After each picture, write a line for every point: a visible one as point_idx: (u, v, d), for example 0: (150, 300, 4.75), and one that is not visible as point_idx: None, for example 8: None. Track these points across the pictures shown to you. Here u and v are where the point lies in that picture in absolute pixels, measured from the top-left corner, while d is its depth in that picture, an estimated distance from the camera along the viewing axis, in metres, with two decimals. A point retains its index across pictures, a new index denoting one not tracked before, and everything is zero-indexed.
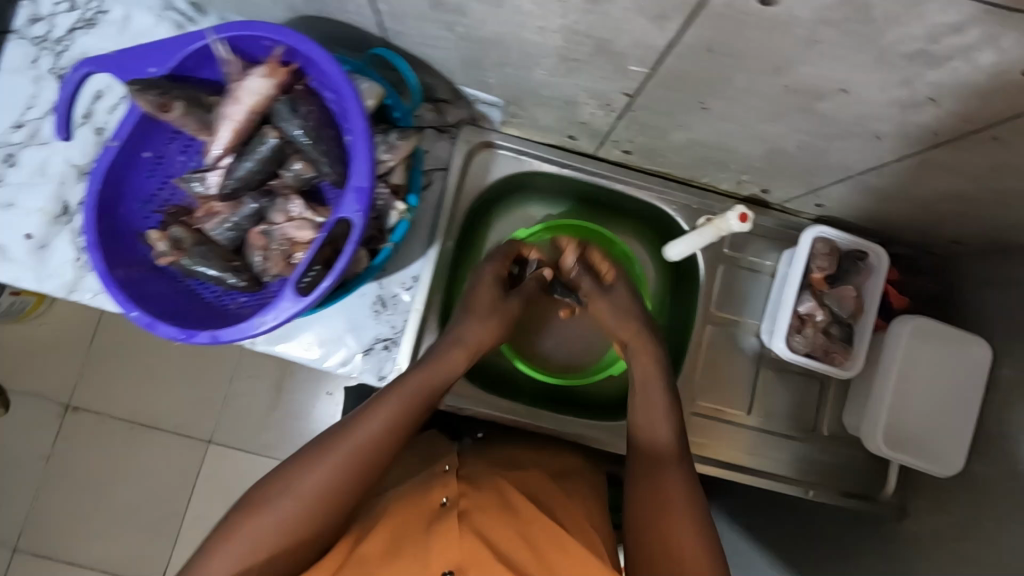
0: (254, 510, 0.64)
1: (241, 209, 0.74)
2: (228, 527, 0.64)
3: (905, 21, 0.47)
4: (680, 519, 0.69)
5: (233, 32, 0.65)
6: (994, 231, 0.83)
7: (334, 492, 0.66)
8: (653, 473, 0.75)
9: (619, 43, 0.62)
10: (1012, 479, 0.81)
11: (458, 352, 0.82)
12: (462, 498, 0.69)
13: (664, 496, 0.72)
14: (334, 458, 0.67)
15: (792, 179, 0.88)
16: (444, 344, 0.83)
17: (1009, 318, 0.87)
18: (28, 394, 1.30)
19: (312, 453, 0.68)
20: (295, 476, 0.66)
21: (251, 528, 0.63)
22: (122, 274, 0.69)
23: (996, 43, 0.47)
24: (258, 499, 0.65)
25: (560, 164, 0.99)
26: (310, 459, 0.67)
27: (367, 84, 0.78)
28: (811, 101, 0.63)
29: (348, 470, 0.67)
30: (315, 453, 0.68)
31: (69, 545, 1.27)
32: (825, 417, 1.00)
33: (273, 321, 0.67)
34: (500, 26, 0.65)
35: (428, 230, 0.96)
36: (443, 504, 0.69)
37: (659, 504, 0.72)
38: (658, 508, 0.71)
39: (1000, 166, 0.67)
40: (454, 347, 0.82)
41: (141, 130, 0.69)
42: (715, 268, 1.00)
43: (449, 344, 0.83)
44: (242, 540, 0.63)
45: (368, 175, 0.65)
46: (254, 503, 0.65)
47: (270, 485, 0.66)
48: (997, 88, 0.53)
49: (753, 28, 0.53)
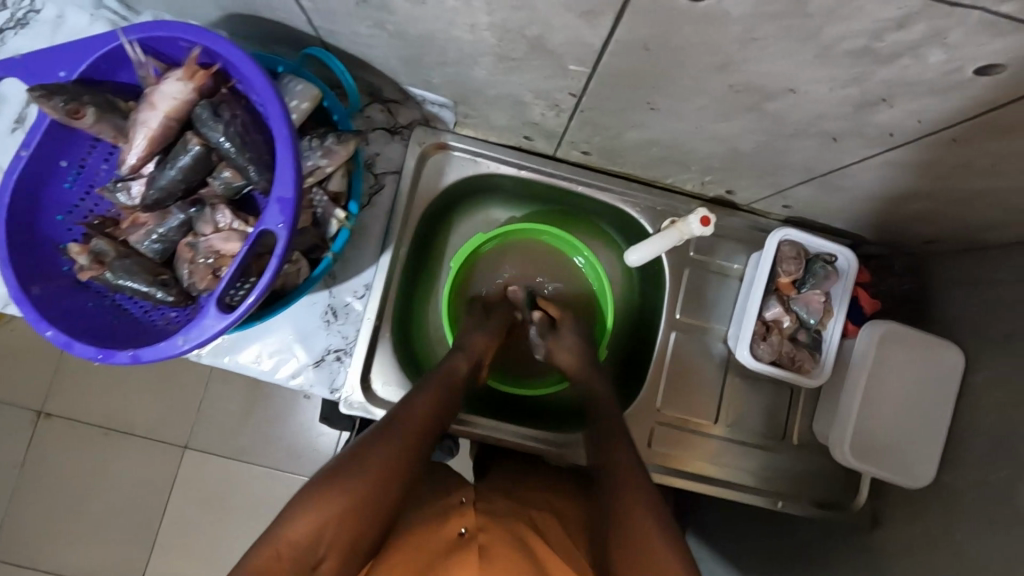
0: (325, 482, 0.62)
1: (167, 220, 0.70)
2: (297, 503, 0.62)
3: (842, 17, 0.43)
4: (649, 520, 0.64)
5: (146, 33, 0.62)
6: (966, 229, 0.79)
7: (396, 467, 0.66)
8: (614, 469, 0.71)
9: (553, 41, 0.58)
10: (979, 490, 0.76)
11: (461, 358, 0.85)
12: (482, 532, 0.66)
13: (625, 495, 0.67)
14: (396, 439, 0.68)
15: (756, 181, 0.84)
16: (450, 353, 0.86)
17: (980, 322, 0.83)
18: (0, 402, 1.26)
19: (372, 434, 0.68)
20: (361, 452, 0.65)
21: (325, 499, 0.61)
22: (38, 291, 0.65)
23: (942, 40, 0.43)
24: (329, 474, 0.63)
25: (517, 165, 0.95)
26: (374, 438, 0.67)
27: (302, 85, 0.74)
28: (760, 100, 0.59)
29: (405, 449, 0.68)
30: (373, 434, 0.68)
31: (45, 551, 1.24)
32: (796, 424, 0.97)
33: (194, 339, 0.64)
34: (429, 23, 0.61)
35: (381, 235, 0.91)
36: (462, 535, 0.66)
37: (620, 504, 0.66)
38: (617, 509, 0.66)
39: (961, 166, 0.63)
40: (460, 356, 0.85)
41: (54, 139, 0.66)
42: (681, 271, 0.96)
43: (455, 352, 0.86)
44: (316, 510, 0.60)
45: (292, 185, 0.62)
46: (323, 479, 0.63)
47: (337, 462, 0.65)
48: (947, 86, 0.49)
49: (688, 25, 0.49)
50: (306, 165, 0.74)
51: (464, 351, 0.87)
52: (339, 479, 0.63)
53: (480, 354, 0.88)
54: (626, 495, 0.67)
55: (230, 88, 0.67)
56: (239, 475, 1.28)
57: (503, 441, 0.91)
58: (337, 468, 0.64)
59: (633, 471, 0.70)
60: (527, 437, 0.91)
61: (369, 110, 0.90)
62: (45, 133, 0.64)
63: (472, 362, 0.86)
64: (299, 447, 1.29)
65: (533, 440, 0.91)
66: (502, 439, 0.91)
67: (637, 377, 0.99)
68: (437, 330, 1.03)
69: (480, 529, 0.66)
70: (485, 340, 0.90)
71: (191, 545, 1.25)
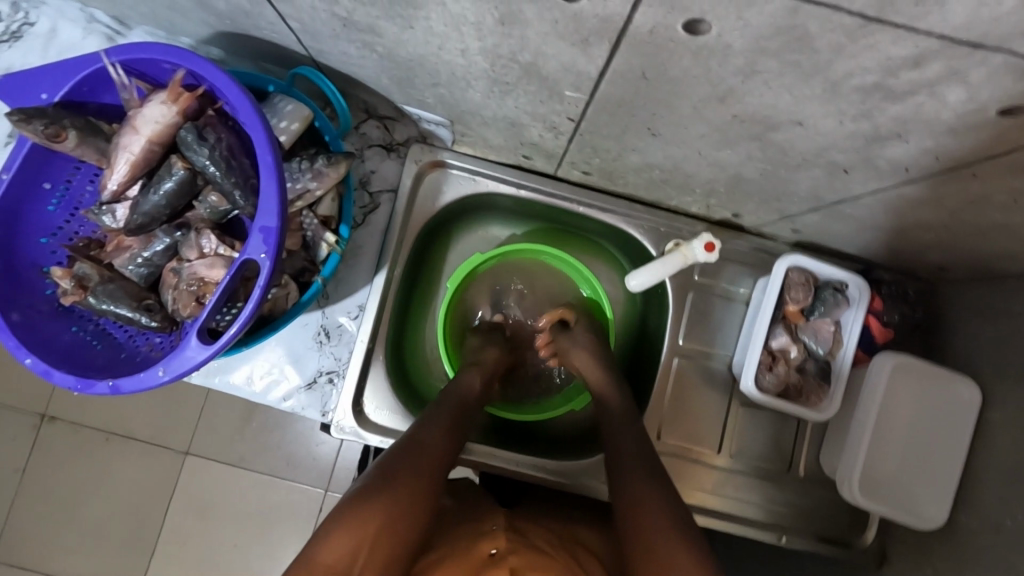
0: (353, 505, 0.56)
1: (152, 244, 0.69)
2: (324, 528, 0.54)
3: (852, 53, 0.41)
4: (671, 534, 0.58)
5: (128, 55, 0.60)
6: (983, 259, 0.76)
7: (425, 492, 0.60)
8: (630, 492, 0.65)
9: (547, 67, 0.56)
10: (993, 535, 0.73)
11: (474, 373, 0.82)
12: (514, 553, 0.60)
13: (638, 517, 0.61)
14: (418, 458, 0.63)
15: (762, 206, 0.81)
16: (462, 368, 0.83)
17: (996, 357, 0.79)
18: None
19: (394, 455, 0.63)
20: (388, 474, 0.60)
21: (355, 521, 0.54)
22: (19, 317, 0.64)
23: (961, 78, 0.41)
24: (355, 496, 0.57)
25: (516, 184, 0.93)
26: (398, 459, 0.62)
27: (292, 105, 0.72)
28: (765, 131, 0.56)
29: (431, 472, 0.62)
30: (396, 456, 0.62)
31: (41, 557, 1.20)
32: (802, 455, 0.93)
33: (175, 368, 0.61)
34: (418, 47, 0.59)
35: (376, 254, 0.88)
36: (492, 555, 0.60)
37: (635, 527, 0.60)
38: (634, 534, 0.59)
39: (978, 201, 0.60)
40: (473, 371, 0.82)
41: (36, 161, 0.65)
42: (685, 295, 0.93)
43: (465, 369, 0.83)
44: (347, 534, 0.53)
45: (276, 215, 0.60)
46: (350, 502, 0.56)
47: (361, 485, 0.58)
48: (966, 124, 0.46)
49: (687, 56, 0.46)
50: (295, 188, 0.72)
51: (477, 366, 0.84)
52: (369, 500, 0.56)
53: (493, 367, 0.87)
54: (642, 515, 0.61)
55: (216, 110, 0.66)
56: (238, 485, 1.23)
57: (499, 469, 0.88)
58: (363, 490, 0.57)
59: (639, 493, 0.64)
60: (522, 464, 0.88)
61: (364, 127, 0.88)
62: (28, 155, 0.64)
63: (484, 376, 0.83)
64: (298, 455, 1.24)
65: (529, 467, 0.88)
66: (500, 466, 0.88)
67: (638, 403, 0.96)
68: (433, 352, 1.00)
69: (513, 552, 0.60)
70: (495, 354, 0.89)
71: (192, 553, 1.21)
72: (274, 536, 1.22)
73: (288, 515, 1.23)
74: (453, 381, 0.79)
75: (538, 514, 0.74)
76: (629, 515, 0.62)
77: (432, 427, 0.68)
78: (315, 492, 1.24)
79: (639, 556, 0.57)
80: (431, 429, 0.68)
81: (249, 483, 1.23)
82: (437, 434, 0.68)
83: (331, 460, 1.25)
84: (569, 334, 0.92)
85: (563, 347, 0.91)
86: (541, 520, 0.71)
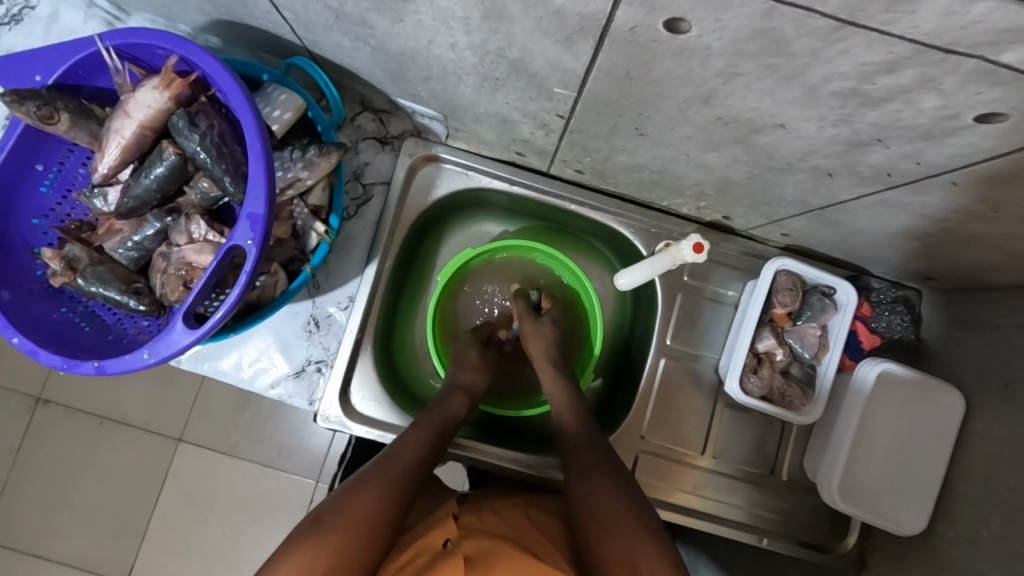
0: (323, 519, 0.58)
1: (142, 228, 0.70)
2: (294, 540, 0.56)
3: (827, 58, 0.41)
4: (639, 541, 0.58)
5: (121, 39, 0.61)
6: (969, 269, 0.76)
7: (395, 505, 0.62)
8: (592, 498, 0.64)
9: (534, 64, 0.56)
10: (970, 543, 0.73)
11: (461, 398, 0.81)
12: (463, 542, 0.62)
13: (591, 502, 0.63)
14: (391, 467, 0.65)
15: (751, 210, 0.81)
16: (446, 391, 0.82)
17: (980, 366, 0.79)
18: None
19: (366, 470, 0.64)
20: (360, 486, 0.62)
21: (322, 539, 0.56)
22: (7, 296, 0.65)
23: (937, 86, 0.41)
24: (326, 511, 0.59)
25: (509, 180, 0.93)
26: (368, 476, 0.63)
27: (285, 95, 0.73)
28: (749, 134, 0.57)
29: (404, 487, 0.64)
30: (370, 469, 0.64)
31: (32, 538, 1.21)
32: (786, 459, 0.93)
33: (161, 352, 0.61)
34: (408, 40, 0.60)
35: (367, 244, 0.89)
36: (445, 545, 0.62)
37: (590, 511, 0.63)
38: (599, 536, 0.60)
39: (962, 210, 0.60)
40: (458, 395, 0.81)
41: (29, 141, 0.66)
42: (674, 296, 0.93)
43: (450, 391, 0.82)
44: (315, 546, 0.55)
45: (264, 202, 0.61)
46: (320, 517, 0.58)
47: (332, 499, 0.60)
48: (943, 131, 0.47)
49: (666, 56, 0.47)
50: (285, 177, 0.73)
51: (462, 389, 0.83)
52: (337, 515, 0.58)
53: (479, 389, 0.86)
54: (605, 525, 0.61)
55: (209, 97, 0.66)
56: (229, 473, 1.24)
57: (484, 464, 0.88)
58: (331, 506, 0.59)
59: (610, 498, 0.63)
60: (505, 459, 0.89)
61: (359, 120, 0.89)
62: (21, 136, 0.65)
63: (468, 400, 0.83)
64: (290, 446, 1.25)
65: (513, 463, 0.89)
66: (482, 461, 0.88)
67: (625, 402, 0.96)
68: (421, 345, 1.01)
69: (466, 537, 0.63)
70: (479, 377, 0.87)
71: (181, 540, 1.22)
72: (263, 525, 1.23)
73: (278, 505, 1.24)
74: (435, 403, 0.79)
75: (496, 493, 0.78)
76: (581, 503, 0.64)
77: (412, 436, 0.71)
78: (306, 483, 1.24)
79: (595, 536, 0.60)
80: (408, 440, 0.70)
81: (242, 471, 1.24)
82: (415, 444, 0.69)
83: (322, 450, 1.25)
84: (535, 320, 0.93)
85: (523, 329, 0.93)
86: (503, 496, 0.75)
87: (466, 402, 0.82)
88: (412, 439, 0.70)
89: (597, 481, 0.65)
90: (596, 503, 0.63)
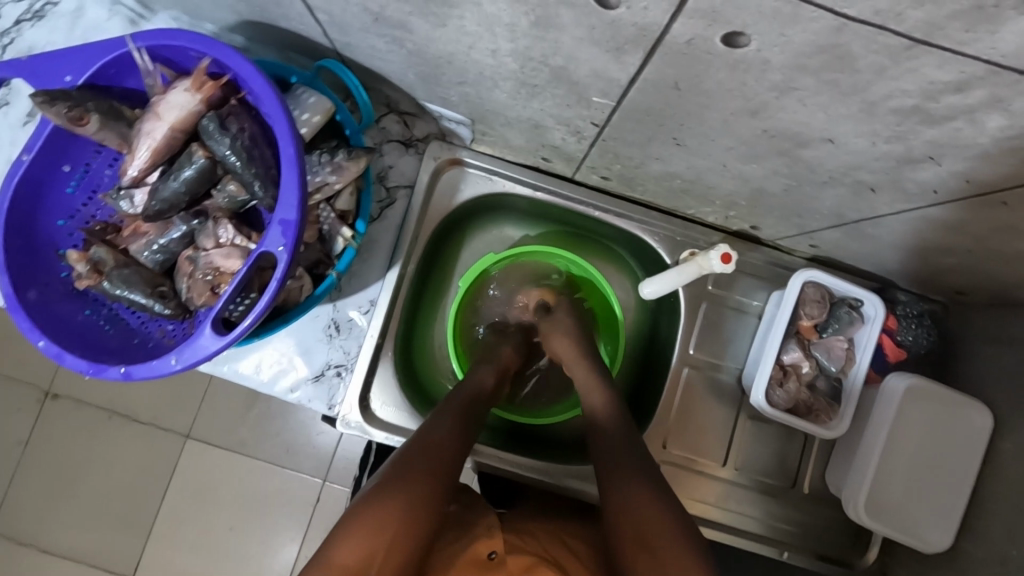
0: (358, 512, 0.56)
1: (169, 231, 0.69)
2: (334, 535, 0.55)
3: (894, 75, 0.40)
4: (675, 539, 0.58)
5: (154, 40, 0.60)
6: (1004, 286, 0.75)
7: (433, 496, 0.60)
8: (624, 495, 0.64)
9: (577, 72, 0.55)
10: (999, 563, 0.72)
11: (489, 371, 0.84)
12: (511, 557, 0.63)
13: (623, 505, 0.63)
14: (426, 457, 0.63)
15: (781, 220, 0.80)
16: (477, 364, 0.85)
17: (1010, 384, 0.78)
18: (8, 380, 1.22)
19: (396, 465, 0.61)
20: (401, 475, 0.60)
21: (361, 533, 0.54)
22: (33, 299, 0.64)
23: (1005, 106, 0.40)
24: (361, 505, 0.57)
25: (533, 185, 0.92)
26: (397, 472, 0.60)
27: (315, 98, 0.72)
28: (794, 147, 0.56)
29: (434, 480, 0.61)
30: (399, 464, 0.61)
31: (39, 532, 1.20)
32: (808, 471, 0.92)
33: (189, 357, 0.61)
34: (446, 45, 0.59)
35: (390, 249, 0.87)
36: (491, 557, 0.63)
37: (622, 512, 0.62)
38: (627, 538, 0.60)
39: (1005, 228, 0.59)
40: (488, 369, 0.84)
41: (58, 142, 0.65)
42: (697, 305, 0.92)
43: (478, 367, 0.84)
44: (355, 542, 0.54)
45: (296, 208, 0.60)
46: (355, 510, 0.56)
47: (364, 493, 0.58)
48: (1001, 151, 0.46)
49: (720, 68, 0.46)
50: (314, 180, 0.73)
51: (490, 365, 0.86)
52: (372, 509, 0.56)
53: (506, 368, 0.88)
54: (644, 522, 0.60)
55: (239, 99, 0.66)
56: (237, 471, 1.23)
57: (503, 471, 0.88)
58: (374, 490, 0.58)
59: (647, 496, 0.63)
60: (526, 467, 0.88)
61: (383, 121, 0.88)
62: (50, 135, 0.64)
63: (497, 373, 0.85)
64: (298, 444, 1.24)
65: (532, 471, 0.88)
66: (502, 467, 0.88)
67: (646, 411, 0.95)
68: (440, 349, 1.00)
69: (510, 552, 0.64)
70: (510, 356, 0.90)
71: (189, 536, 1.21)
72: (271, 524, 1.23)
73: (285, 503, 1.23)
74: (467, 377, 0.81)
75: (527, 513, 0.77)
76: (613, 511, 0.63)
77: (441, 422, 0.69)
78: (313, 481, 1.24)
79: (626, 542, 0.60)
80: (437, 427, 0.68)
81: (251, 469, 1.23)
82: (444, 431, 0.68)
83: (330, 449, 1.25)
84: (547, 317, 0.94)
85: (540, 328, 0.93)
86: (535, 517, 0.75)
87: (495, 374, 0.84)
88: (440, 427, 0.68)
89: (634, 480, 0.65)
90: (624, 502, 0.63)
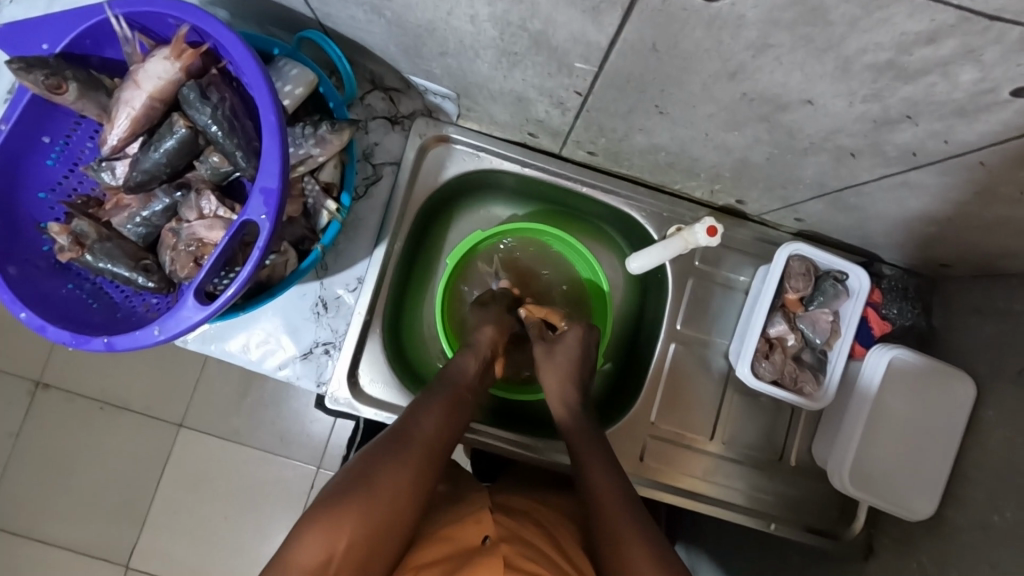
0: (328, 505, 0.57)
1: (151, 203, 0.69)
2: (300, 527, 0.55)
3: (867, 27, 0.40)
4: (640, 528, 0.60)
5: (132, 7, 0.60)
6: (983, 255, 0.75)
7: (419, 488, 0.62)
8: (593, 475, 0.66)
9: (556, 37, 0.55)
10: (980, 528, 0.73)
11: (470, 357, 0.81)
12: (499, 541, 0.61)
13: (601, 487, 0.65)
14: (409, 447, 0.64)
15: (767, 193, 0.80)
16: (459, 352, 0.82)
17: (992, 353, 0.79)
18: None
19: (379, 451, 0.63)
20: (377, 467, 0.61)
21: (338, 518, 0.56)
22: (14, 272, 0.63)
23: (977, 57, 0.40)
24: (333, 498, 0.57)
25: (520, 162, 0.92)
26: (383, 458, 0.62)
27: (297, 70, 0.72)
28: (774, 112, 0.56)
29: (418, 467, 0.63)
30: (378, 452, 0.63)
31: (33, 524, 1.20)
32: (795, 446, 0.93)
33: (173, 327, 0.60)
34: (424, 12, 0.59)
35: (377, 227, 0.87)
36: (484, 543, 0.61)
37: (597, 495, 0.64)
38: (604, 518, 0.62)
39: (985, 192, 0.59)
40: (468, 356, 0.81)
41: (36, 112, 0.64)
42: (685, 280, 0.93)
43: (461, 354, 0.81)
44: (324, 535, 0.54)
45: (277, 176, 0.60)
46: (325, 504, 0.57)
47: (335, 486, 0.59)
48: (977, 107, 0.46)
49: (696, 28, 0.46)
50: (297, 153, 0.73)
51: (471, 350, 0.82)
52: (349, 497, 0.58)
53: (490, 348, 0.85)
54: (608, 502, 0.63)
55: (220, 70, 0.65)
56: (232, 459, 1.23)
57: (492, 447, 0.88)
58: (350, 482, 0.59)
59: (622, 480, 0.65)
60: (514, 443, 0.89)
61: (369, 98, 0.87)
62: (28, 106, 0.63)
63: (481, 361, 0.82)
64: (291, 432, 1.24)
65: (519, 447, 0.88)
66: (491, 444, 0.88)
67: (634, 389, 0.96)
68: (430, 329, 1.00)
69: (504, 539, 0.61)
70: (491, 334, 0.86)
71: (183, 525, 1.21)
72: (264, 510, 1.22)
73: (279, 489, 1.23)
74: (446, 367, 0.78)
75: (516, 488, 0.79)
76: (594, 497, 0.65)
77: (429, 408, 0.70)
78: (307, 470, 1.24)
79: (604, 529, 0.61)
80: (427, 415, 0.69)
81: (245, 456, 1.23)
82: (432, 419, 0.69)
83: (323, 438, 1.25)
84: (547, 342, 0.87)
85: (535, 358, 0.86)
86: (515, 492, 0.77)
87: (478, 360, 0.81)
88: (423, 415, 0.69)
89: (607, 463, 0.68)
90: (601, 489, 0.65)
